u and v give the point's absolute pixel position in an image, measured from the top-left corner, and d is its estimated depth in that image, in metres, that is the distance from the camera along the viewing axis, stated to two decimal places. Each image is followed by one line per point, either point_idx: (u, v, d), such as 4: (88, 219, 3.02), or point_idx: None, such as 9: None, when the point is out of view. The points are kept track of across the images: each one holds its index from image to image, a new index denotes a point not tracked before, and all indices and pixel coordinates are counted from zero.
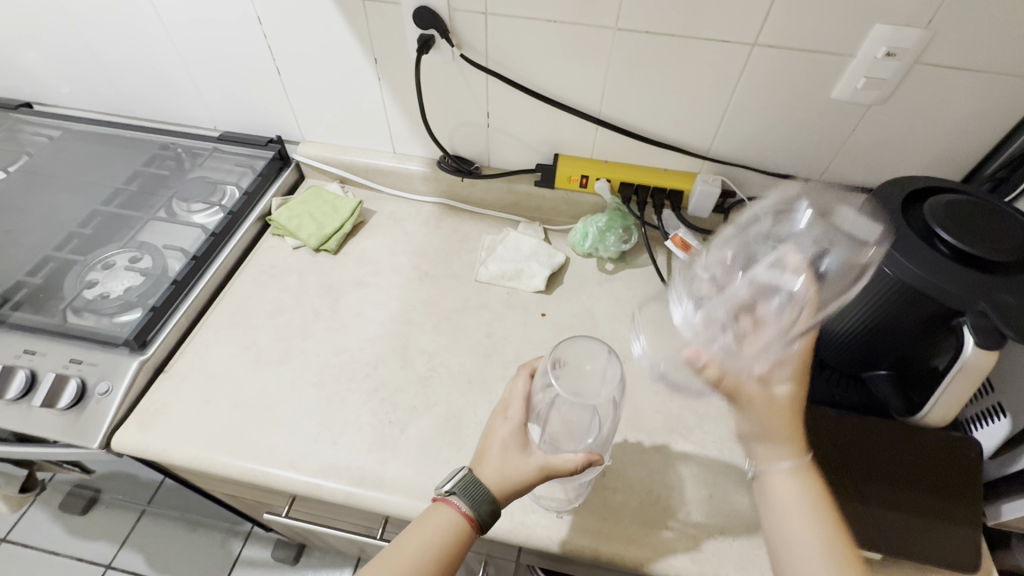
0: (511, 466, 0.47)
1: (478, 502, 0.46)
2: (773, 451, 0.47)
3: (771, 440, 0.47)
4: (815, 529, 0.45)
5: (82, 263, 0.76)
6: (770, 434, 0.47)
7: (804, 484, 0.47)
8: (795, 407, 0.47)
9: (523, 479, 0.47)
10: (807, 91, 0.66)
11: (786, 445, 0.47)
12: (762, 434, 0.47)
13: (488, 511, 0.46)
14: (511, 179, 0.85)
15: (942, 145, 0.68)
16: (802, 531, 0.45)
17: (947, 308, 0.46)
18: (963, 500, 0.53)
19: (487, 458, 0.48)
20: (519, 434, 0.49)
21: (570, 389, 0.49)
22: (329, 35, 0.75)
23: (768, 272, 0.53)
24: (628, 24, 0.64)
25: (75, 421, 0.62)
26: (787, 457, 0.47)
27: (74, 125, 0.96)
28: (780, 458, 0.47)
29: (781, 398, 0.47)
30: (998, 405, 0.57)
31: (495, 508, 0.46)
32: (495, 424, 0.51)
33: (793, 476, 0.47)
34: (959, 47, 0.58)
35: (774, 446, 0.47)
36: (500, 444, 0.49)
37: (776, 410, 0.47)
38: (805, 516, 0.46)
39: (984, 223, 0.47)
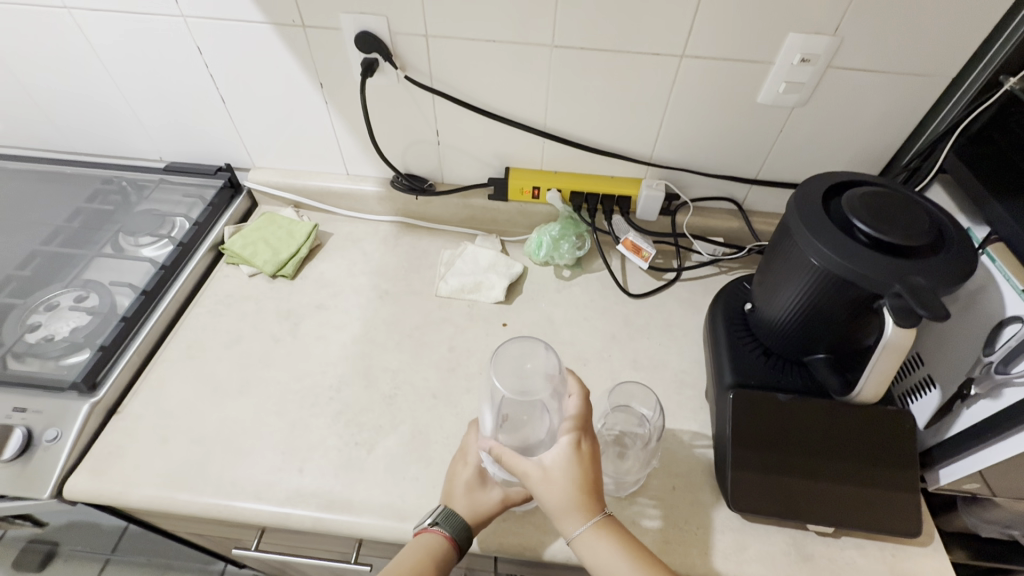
0: (478, 501, 0.54)
1: (460, 529, 0.52)
2: (566, 526, 0.48)
3: (565, 518, 0.48)
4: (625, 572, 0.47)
5: (23, 306, 0.73)
6: (565, 512, 0.48)
7: (605, 542, 0.48)
8: (576, 473, 0.48)
9: (488, 512, 0.53)
10: (736, 97, 0.70)
11: (571, 518, 0.48)
12: (553, 514, 0.48)
13: (469, 536, 0.52)
14: (466, 194, 0.87)
15: (862, 142, 0.73)
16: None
17: (869, 292, 0.50)
18: (905, 466, 0.57)
19: (456, 492, 0.54)
20: (480, 474, 0.55)
21: (515, 390, 0.53)
22: (271, 62, 0.75)
23: (623, 425, 0.63)
24: (564, 42, 0.67)
25: (22, 471, 0.59)
26: (580, 527, 0.48)
27: (8, 163, 0.92)
28: (574, 530, 0.48)
29: (556, 485, 0.48)
30: (929, 377, 0.62)
31: (472, 534, 0.52)
32: (456, 469, 0.56)
33: (596, 540, 0.48)
34: (863, 51, 0.64)
35: (566, 522, 0.48)
36: (465, 484, 0.54)
37: (551, 497, 0.48)
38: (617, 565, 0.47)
39: (897, 211, 0.51)
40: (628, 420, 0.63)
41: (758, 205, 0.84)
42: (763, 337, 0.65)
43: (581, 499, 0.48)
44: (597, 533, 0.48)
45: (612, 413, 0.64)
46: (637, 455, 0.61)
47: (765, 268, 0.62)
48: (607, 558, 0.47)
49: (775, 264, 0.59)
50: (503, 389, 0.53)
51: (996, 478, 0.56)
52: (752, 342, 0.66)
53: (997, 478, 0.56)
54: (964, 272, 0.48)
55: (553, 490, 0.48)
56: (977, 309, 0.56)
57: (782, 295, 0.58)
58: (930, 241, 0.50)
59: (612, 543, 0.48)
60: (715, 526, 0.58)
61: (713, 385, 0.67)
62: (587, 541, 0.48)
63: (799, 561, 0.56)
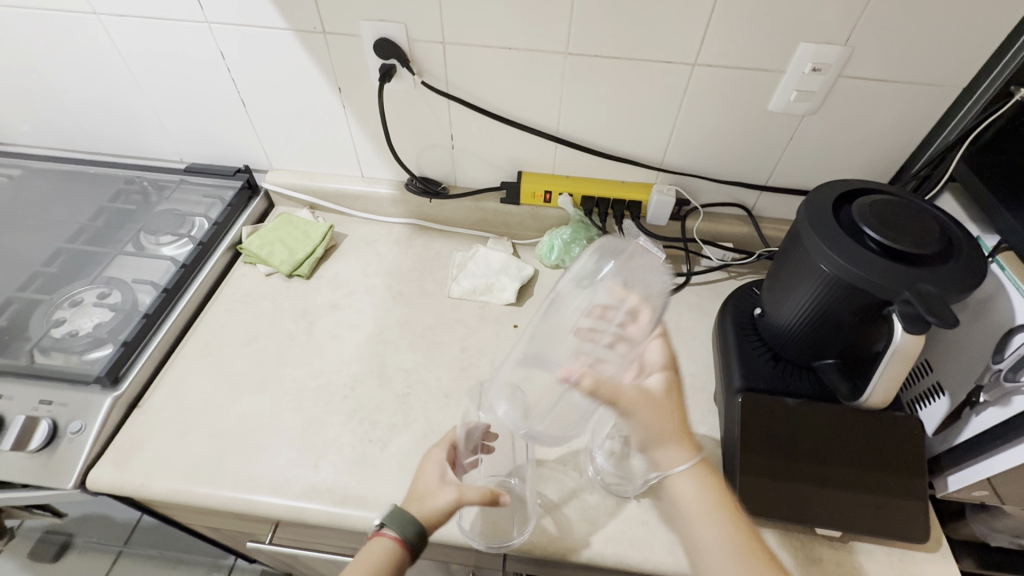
0: (428, 498, 0.50)
1: (406, 525, 0.47)
2: (667, 461, 0.49)
3: (661, 450, 0.49)
4: (720, 518, 0.47)
5: (48, 301, 0.75)
6: (667, 442, 0.49)
7: (703, 483, 0.49)
8: (674, 404, 0.50)
9: (437, 507, 0.49)
10: (748, 104, 0.71)
11: (670, 451, 0.49)
12: (655, 445, 0.49)
13: (416, 533, 0.47)
14: (478, 198, 0.88)
15: (873, 150, 0.74)
16: (711, 521, 0.47)
17: (879, 299, 0.50)
18: (911, 474, 0.58)
19: (412, 492, 0.51)
20: (439, 470, 0.53)
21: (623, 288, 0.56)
22: (291, 67, 0.77)
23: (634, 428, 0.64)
24: (578, 49, 0.68)
25: (47, 462, 0.61)
26: (683, 462, 0.49)
27: (34, 163, 0.95)
28: (674, 467, 0.49)
29: (661, 410, 0.49)
30: (938, 384, 0.62)
31: (420, 530, 0.47)
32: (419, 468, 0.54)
33: (690, 478, 0.49)
34: (875, 61, 0.64)
35: (670, 456, 0.49)
36: (420, 481, 0.52)
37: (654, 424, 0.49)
38: (712, 508, 0.48)
39: (907, 219, 0.52)
40: None
41: (767, 211, 0.85)
42: (772, 341, 0.65)
43: (681, 432, 0.49)
44: (692, 474, 0.49)
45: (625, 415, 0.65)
46: None
47: (775, 274, 0.62)
48: (702, 499, 0.48)
49: (786, 270, 0.59)
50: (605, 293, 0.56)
51: (1004, 486, 0.57)
52: (761, 346, 0.66)
53: (1005, 485, 0.56)
54: (973, 280, 0.49)
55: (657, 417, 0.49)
56: (986, 318, 0.56)
57: (792, 300, 0.59)
58: (940, 249, 0.51)
59: (705, 485, 0.49)
60: None
61: (721, 389, 0.67)
62: (684, 479, 0.49)
63: (806, 565, 0.56)
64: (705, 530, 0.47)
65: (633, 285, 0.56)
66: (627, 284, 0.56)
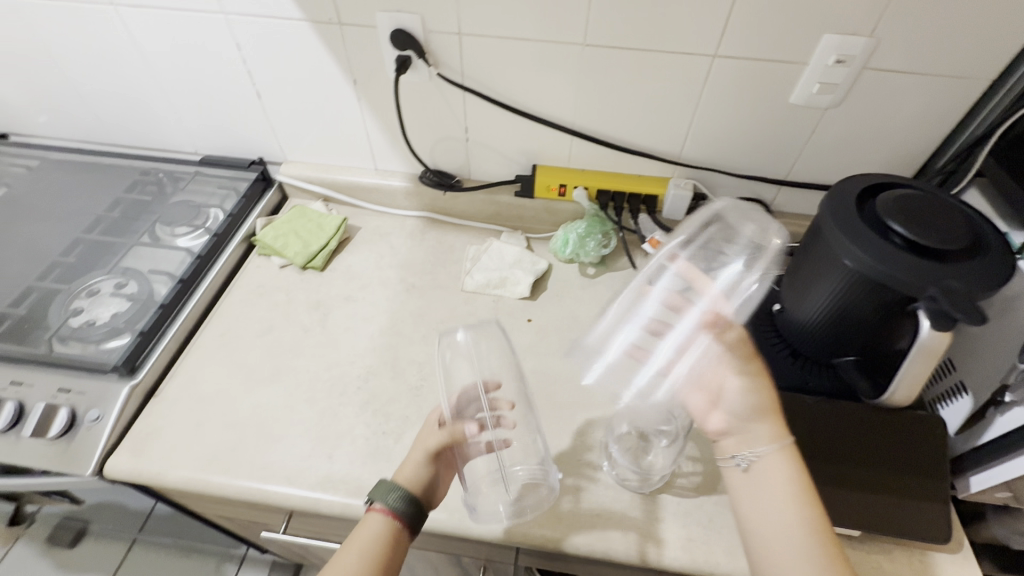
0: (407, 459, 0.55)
1: (388, 491, 0.51)
2: (767, 434, 0.50)
3: (759, 425, 0.50)
4: (808, 500, 0.47)
5: (66, 291, 0.76)
6: (767, 414, 0.51)
7: (794, 465, 0.49)
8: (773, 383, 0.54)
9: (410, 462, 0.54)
10: (767, 97, 0.70)
11: (764, 427, 0.50)
12: (758, 414, 0.51)
13: (397, 497, 0.50)
14: (492, 191, 0.88)
15: (896, 144, 0.73)
16: (798, 502, 0.47)
17: (903, 295, 0.49)
18: (932, 476, 0.56)
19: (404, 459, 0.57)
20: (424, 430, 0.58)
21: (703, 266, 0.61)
22: (307, 58, 0.76)
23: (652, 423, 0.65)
24: (596, 40, 0.67)
25: (66, 448, 0.62)
26: (781, 437, 0.50)
27: (51, 154, 0.96)
28: (773, 442, 0.49)
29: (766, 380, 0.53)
30: (960, 383, 0.61)
31: (401, 493, 0.50)
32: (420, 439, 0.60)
33: (780, 460, 0.49)
34: (900, 53, 0.63)
35: (770, 429, 0.50)
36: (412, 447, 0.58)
37: (753, 396, 0.51)
38: (800, 490, 0.47)
39: (933, 214, 0.51)
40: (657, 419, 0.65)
41: (786, 206, 0.84)
42: (791, 338, 0.64)
43: (778, 411, 0.52)
44: (783, 455, 0.49)
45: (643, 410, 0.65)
46: (660, 455, 0.62)
47: (794, 270, 0.61)
48: (796, 479, 0.48)
49: (806, 266, 0.58)
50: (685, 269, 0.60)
51: None
52: (779, 343, 0.66)
53: None
54: (1001, 276, 0.48)
55: (758, 388, 0.52)
56: (1013, 316, 0.55)
57: (812, 296, 0.58)
58: (968, 245, 0.49)
59: (794, 470, 0.49)
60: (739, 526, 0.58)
61: None
62: (780, 457, 0.49)
63: None
64: (788, 517, 0.46)
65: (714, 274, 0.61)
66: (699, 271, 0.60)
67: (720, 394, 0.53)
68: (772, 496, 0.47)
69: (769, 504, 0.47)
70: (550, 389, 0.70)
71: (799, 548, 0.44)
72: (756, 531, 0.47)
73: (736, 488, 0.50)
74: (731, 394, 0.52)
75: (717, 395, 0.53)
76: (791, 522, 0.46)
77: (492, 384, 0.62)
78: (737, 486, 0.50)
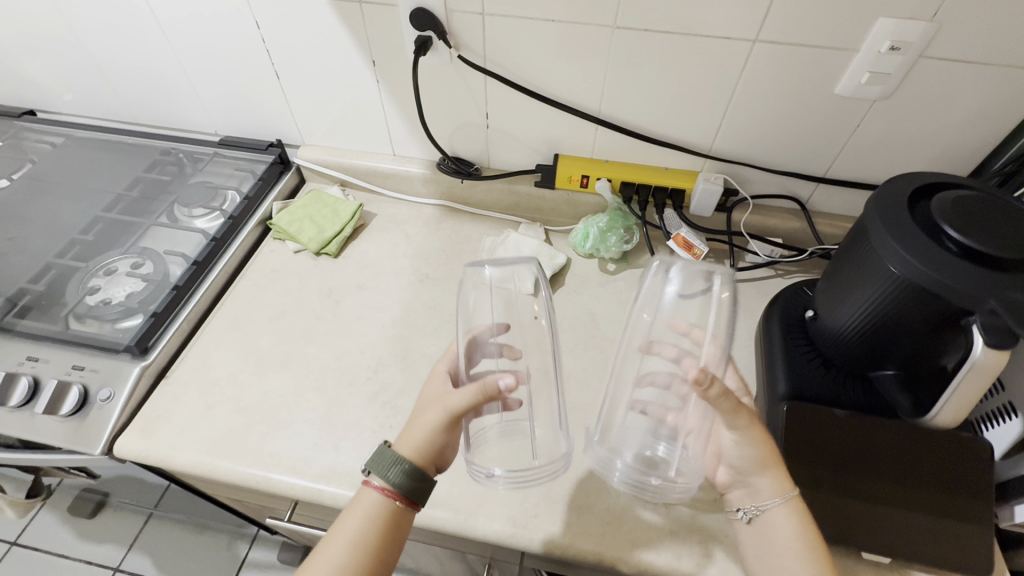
0: (417, 420, 0.49)
1: (390, 466, 0.47)
2: (762, 491, 0.49)
3: (761, 479, 0.49)
4: (803, 563, 0.46)
5: (84, 269, 0.76)
6: (761, 471, 0.49)
7: (795, 521, 0.48)
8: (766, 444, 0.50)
9: (425, 426, 0.48)
10: (810, 86, 0.65)
11: (769, 480, 0.49)
12: (753, 473, 0.50)
13: (398, 474, 0.46)
14: (512, 180, 0.85)
15: (949, 141, 0.67)
16: (792, 561, 0.46)
17: (956, 307, 0.45)
18: (979, 498, 0.52)
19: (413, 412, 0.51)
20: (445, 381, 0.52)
21: (675, 310, 0.60)
22: (326, 38, 0.74)
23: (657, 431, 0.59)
24: (627, 23, 0.63)
25: (78, 426, 0.62)
26: (777, 494, 0.49)
27: (75, 132, 0.96)
28: (768, 501, 0.49)
29: (755, 439, 0.49)
30: (1009, 405, 0.56)
31: (406, 469, 0.46)
32: (430, 380, 0.53)
33: (786, 515, 0.48)
34: (964, 40, 0.57)
35: (763, 487, 0.49)
36: (426, 398, 0.51)
37: (749, 451, 0.50)
38: (797, 552, 0.47)
39: (996, 219, 0.47)
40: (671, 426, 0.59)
41: (823, 205, 0.79)
42: (822, 346, 0.60)
43: (774, 467, 0.49)
44: (787, 509, 0.48)
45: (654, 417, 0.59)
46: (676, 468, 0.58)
47: (832, 275, 0.57)
48: (795, 536, 0.47)
49: (847, 269, 0.54)
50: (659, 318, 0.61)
51: None
52: (809, 350, 0.62)
53: None
54: None
55: (754, 444, 0.49)
56: None
57: (851, 303, 0.54)
58: None
59: (801, 523, 0.48)
60: None
61: (762, 396, 0.63)
62: (778, 515, 0.48)
63: None
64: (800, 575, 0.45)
65: (686, 317, 0.59)
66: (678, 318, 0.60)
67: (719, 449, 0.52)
68: (778, 552, 0.47)
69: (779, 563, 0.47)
70: (564, 388, 0.67)
71: None
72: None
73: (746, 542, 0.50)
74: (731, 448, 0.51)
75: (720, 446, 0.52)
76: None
77: (499, 327, 0.59)
78: (745, 537, 0.51)
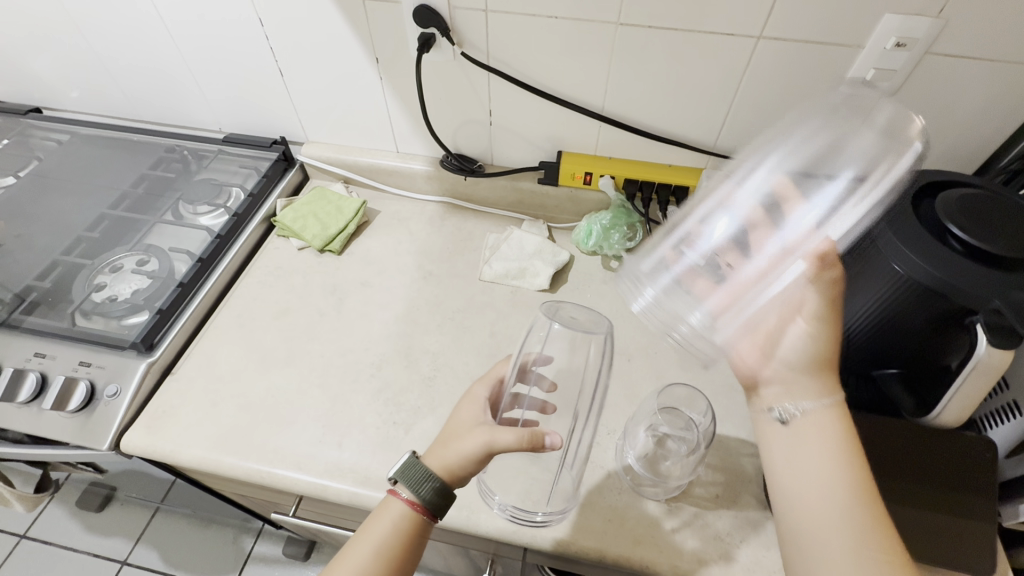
0: (453, 446, 0.48)
1: (421, 481, 0.47)
2: (809, 392, 0.48)
3: (813, 379, 0.48)
4: (843, 474, 0.45)
5: (90, 266, 0.76)
6: (814, 373, 0.48)
7: (837, 427, 0.47)
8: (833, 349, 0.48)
9: (460, 454, 0.47)
10: (816, 83, 0.64)
11: (822, 381, 0.48)
12: (809, 370, 0.48)
13: (429, 490, 0.47)
14: (515, 177, 0.85)
15: (955, 137, 0.66)
16: (831, 472, 0.45)
17: (959, 306, 0.45)
18: (976, 492, 0.52)
19: (447, 434, 0.50)
20: (483, 412, 0.51)
21: (813, 162, 0.50)
22: (329, 35, 0.74)
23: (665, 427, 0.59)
24: (630, 20, 0.63)
25: (85, 422, 0.63)
26: (822, 398, 0.48)
27: (81, 129, 0.97)
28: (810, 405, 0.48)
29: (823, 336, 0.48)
30: (1012, 404, 0.56)
31: (437, 487, 0.47)
32: (464, 403, 0.52)
33: (827, 419, 0.47)
34: (972, 36, 0.57)
35: (814, 388, 0.48)
36: (462, 424, 0.50)
37: (814, 349, 0.49)
38: (835, 462, 0.45)
39: (1000, 217, 0.46)
40: (677, 423, 0.59)
41: None
42: None
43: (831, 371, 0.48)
44: (830, 414, 0.47)
45: (659, 414, 0.60)
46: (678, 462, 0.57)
47: None
48: (834, 440, 0.46)
49: None
50: (793, 161, 0.50)
51: None
52: None
53: None
54: None
55: (824, 343, 0.48)
56: None
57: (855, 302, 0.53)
58: None
59: (841, 429, 0.47)
60: (760, 542, 0.55)
61: None
62: (819, 418, 0.47)
63: None
64: (839, 484, 0.44)
65: (814, 181, 0.49)
66: (810, 172, 0.50)
67: (778, 340, 0.50)
68: (814, 461, 0.46)
69: (817, 473, 0.45)
70: None
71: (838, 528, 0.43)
72: (792, 493, 0.46)
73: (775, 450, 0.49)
74: (794, 342, 0.49)
75: (776, 337, 0.50)
76: (816, 507, 0.44)
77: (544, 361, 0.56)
78: (775, 442, 0.49)
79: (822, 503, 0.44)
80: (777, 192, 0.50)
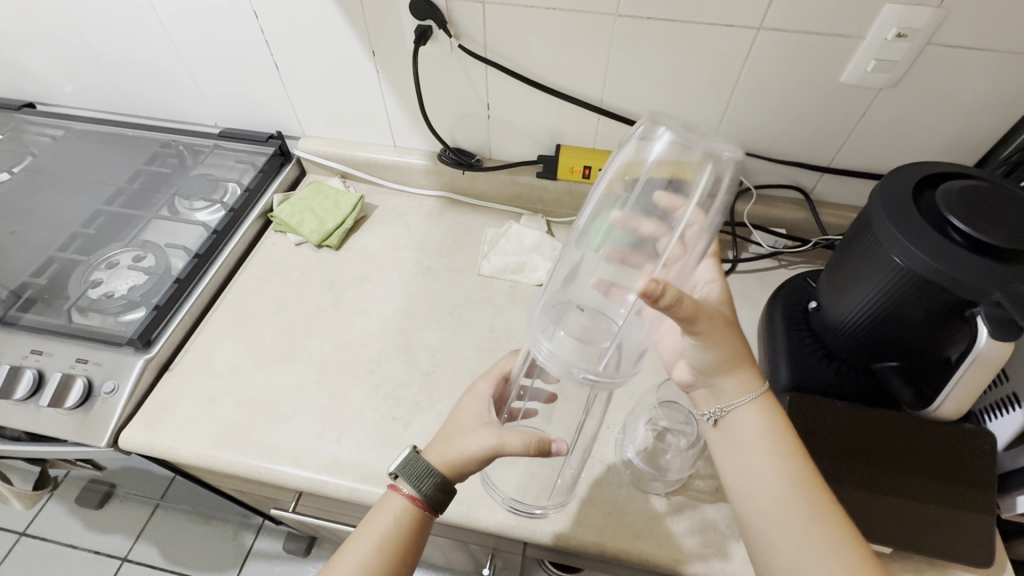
0: (456, 444, 0.47)
1: (422, 480, 0.46)
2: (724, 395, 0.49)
3: (725, 379, 0.49)
4: (777, 463, 0.46)
5: (86, 262, 0.76)
6: (722, 373, 0.48)
7: (763, 418, 0.48)
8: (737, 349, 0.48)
9: (464, 453, 0.46)
10: (816, 74, 0.64)
11: (733, 381, 0.48)
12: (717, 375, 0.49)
13: (430, 488, 0.46)
14: (513, 171, 0.84)
15: (955, 129, 0.66)
16: (770, 464, 0.46)
17: (960, 298, 0.45)
18: (975, 484, 0.52)
19: (449, 430, 0.50)
20: (486, 409, 0.51)
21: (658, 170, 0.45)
22: (324, 28, 0.74)
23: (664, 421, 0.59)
24: (628, 11, 0.63)
25: (83, 419, 0.63)
26: (742, 396, 0.48)
27: (75, 124, 0.96)
28: (734, 402, 0.49)
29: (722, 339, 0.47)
30: (1012, 396, 0.55)
31: (438, 485, 0.46)
32: (465, 400, 0.52)
33: (752, 412, 0.48)
34: (974, 27, 0.56)
35: (725, 390, 0.49)
36: (464, 421, 0.50)
37: (713, 354, 0.48)
38: (771, 452, 0.47)
39: (1002, 209, 0.46)
40: (677, 416, 0.59)
41: (828, 196, 0.78)
42: (825, 337, 0.60)
43: (740, 371, 0.48)
44: (756, 407, 0.48)
45: (659, 408, 0.60)
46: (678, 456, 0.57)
47: (835, 266, 0.57)
48: (762, 430, 0.47)
49: (851, 259, 0.54)
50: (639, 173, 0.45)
51: None
52: (812, 343, 0.61)
53: None
54: None
55: (715, 347, 0.47)
56: None
57: (856, 295, 0.53)
58: None
59: (770, 420, 0.48)
60: None
61: None
62: (745, 413, 0.48)
63: None
64: (774, 473, 0.46)
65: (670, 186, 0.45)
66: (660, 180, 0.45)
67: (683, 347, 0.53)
68: (748, 451, 0.48)
69: (759, 465, 0.47)
70: None
71: (781, 518, 0.44)
72: (738, 482, 0.48)
73: (718, 445, 0.51)
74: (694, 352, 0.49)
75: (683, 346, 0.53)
76: (764, 498, 0.45)
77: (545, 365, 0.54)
78: (716, 435, 0.51)
79: (767, 494, 0.45)
80: (652, 191, 0.46)
